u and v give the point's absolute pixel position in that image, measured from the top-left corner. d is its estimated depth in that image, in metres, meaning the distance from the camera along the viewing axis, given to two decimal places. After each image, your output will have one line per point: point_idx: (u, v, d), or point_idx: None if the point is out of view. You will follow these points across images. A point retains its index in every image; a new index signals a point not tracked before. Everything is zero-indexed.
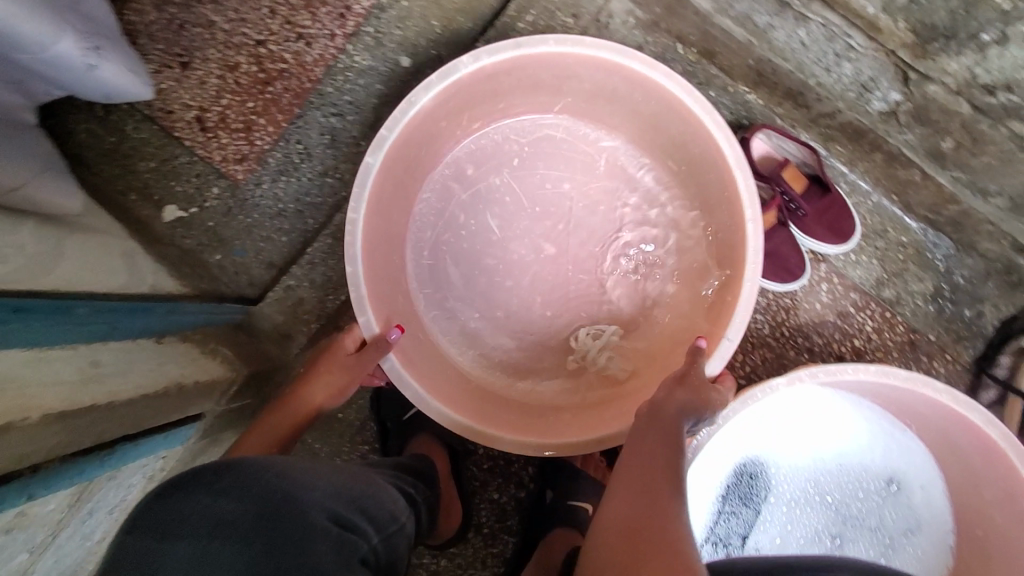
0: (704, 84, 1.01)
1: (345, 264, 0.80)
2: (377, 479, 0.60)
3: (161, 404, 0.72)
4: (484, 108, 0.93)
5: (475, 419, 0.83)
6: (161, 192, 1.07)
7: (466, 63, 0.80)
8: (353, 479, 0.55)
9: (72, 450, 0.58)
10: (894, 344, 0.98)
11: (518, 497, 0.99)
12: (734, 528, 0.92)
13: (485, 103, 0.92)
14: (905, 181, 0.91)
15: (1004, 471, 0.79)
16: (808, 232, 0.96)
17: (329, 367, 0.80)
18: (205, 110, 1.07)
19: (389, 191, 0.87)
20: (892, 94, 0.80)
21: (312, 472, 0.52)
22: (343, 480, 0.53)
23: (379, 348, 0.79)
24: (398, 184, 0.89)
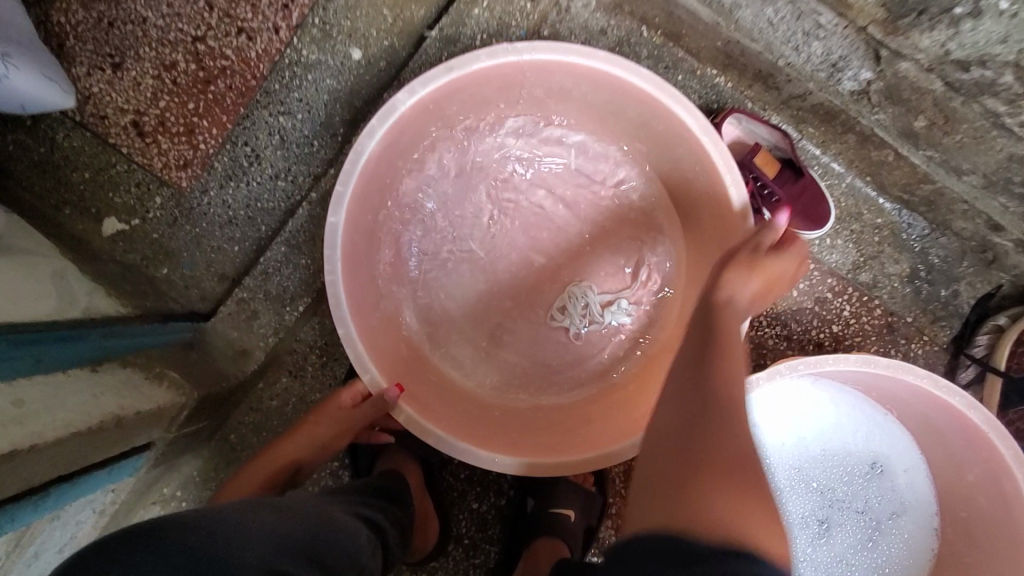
0: (671, 69, 0.96)
1: (335, 328, 0.76)
2: (327, 516, 0.57)
3: (99, 440, 0.66)
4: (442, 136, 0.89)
5: (467, 440, 0.78)
6: (99, 203, 0.99)
7: (404, 100, 0.75)
8: (294, 524, 0.51)
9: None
10: (873, 327, 0.97)
11: (498, 506, 0.95)
12: None
13: (440, 128, 0.87)
14: (878, 162, 0.89)
15: (987, 454, 0.79)
16: None
17: (323, 419, 0.79)
18: (141, 114, 0.99)
19: (362, 240, 0.83)
20: (863, 73, 0.78)
21: (242, 524, 0.48)
22: (280, 528, 0.50)
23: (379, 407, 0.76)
24: (371, 224, 0.85)
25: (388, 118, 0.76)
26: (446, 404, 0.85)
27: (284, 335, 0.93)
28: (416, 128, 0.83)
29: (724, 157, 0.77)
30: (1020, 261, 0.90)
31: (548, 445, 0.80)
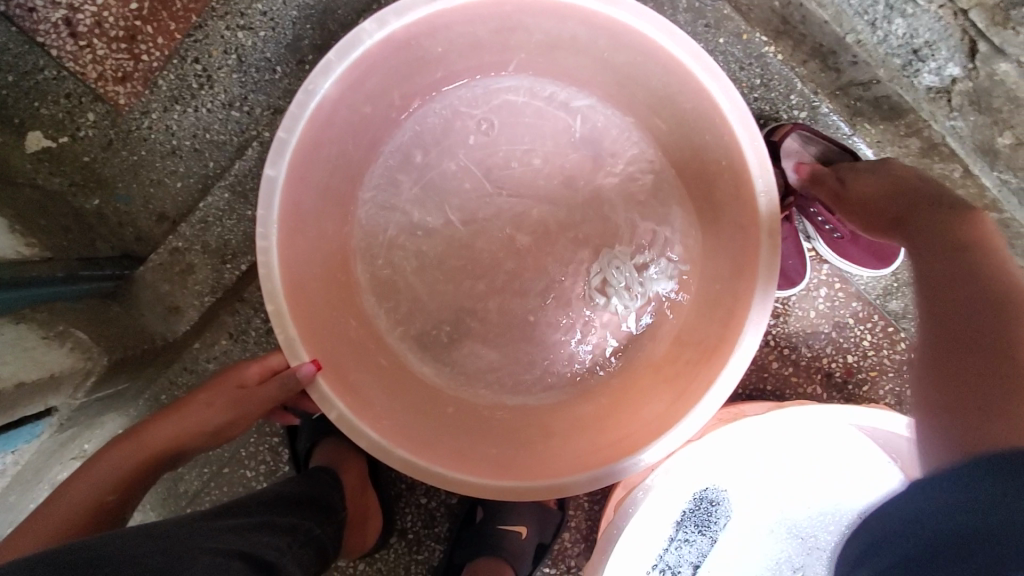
0: (711, 29, 0.78)
1: (265, 301, 0.64)
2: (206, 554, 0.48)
3: None
4: (420, 81, 0.74)
5: (416, 450, 0.69)
6: (21, 113, 0.83)
7: (369, 32, 0.61)
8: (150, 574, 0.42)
9: None
10: (892, 363, 0.84)
11: (447, 502, 0.88)
12: (687, 556, 0.82)
13: (419, 73, 0.72)
14: (940, 177, 0.74)
15: None
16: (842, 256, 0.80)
17: (214, 400, 0.65)
18: (74, 9, 0.82)
19: (312, 196, 0.70)
20: (949, 67, 0.64)
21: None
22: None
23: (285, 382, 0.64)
24: (328, 180, 0.72)
25: (351, 54, 0.63)
26: (397, 401, 0.75)
27: (227, 296, 0.83)
28: (389, 75, 0.69)
29: (759, 156, 0.63)
30: None
31: (507, 463, 0.71)
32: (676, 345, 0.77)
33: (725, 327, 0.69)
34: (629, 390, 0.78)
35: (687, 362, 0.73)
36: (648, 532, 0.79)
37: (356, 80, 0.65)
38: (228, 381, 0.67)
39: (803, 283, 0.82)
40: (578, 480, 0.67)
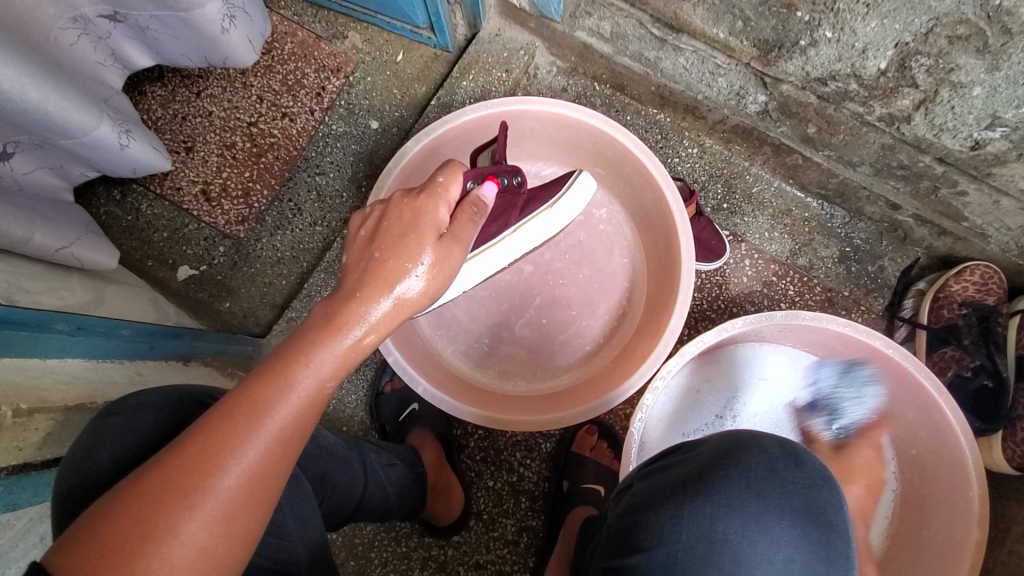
0: (621, 111, 1.21)
1: None
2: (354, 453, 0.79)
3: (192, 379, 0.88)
4: None
5: (479, 408, 0.97)
6: (175, 256, 1.23)
7: (411, 147, 1.00)
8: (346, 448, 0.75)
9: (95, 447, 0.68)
10: (815, 303, 1.14)
11: (510, 481, 1.09)
12: None
13: None
14: (793, 165, 1.11)
15: (913, 389, 0.94)
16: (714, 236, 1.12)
17: (357, 295, 0.58)
18: (208, 184, 1.26)
19: None
20: (759, 97, 1.00)
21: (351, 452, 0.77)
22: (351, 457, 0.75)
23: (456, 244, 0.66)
24: None
25: (401, 162, 1.01)
26: (468, 392, 1.04)
27: None
28: (424, 172, 1.07)
29: (659, 166, 0.99)
30: (924, 233, 1.08)
31: (546, 408, 1.00)
32: (648, 312, 1.07)
33: (672, 282, 1.00)
34: (623, 354, 1.07)
35: (655, 311, 1.04)
36: None
37: (403, 179, 1.03)
38: (348, 352, 0.56)
39: (726, 257, 1.14)
40: (600, 403, 0.95)
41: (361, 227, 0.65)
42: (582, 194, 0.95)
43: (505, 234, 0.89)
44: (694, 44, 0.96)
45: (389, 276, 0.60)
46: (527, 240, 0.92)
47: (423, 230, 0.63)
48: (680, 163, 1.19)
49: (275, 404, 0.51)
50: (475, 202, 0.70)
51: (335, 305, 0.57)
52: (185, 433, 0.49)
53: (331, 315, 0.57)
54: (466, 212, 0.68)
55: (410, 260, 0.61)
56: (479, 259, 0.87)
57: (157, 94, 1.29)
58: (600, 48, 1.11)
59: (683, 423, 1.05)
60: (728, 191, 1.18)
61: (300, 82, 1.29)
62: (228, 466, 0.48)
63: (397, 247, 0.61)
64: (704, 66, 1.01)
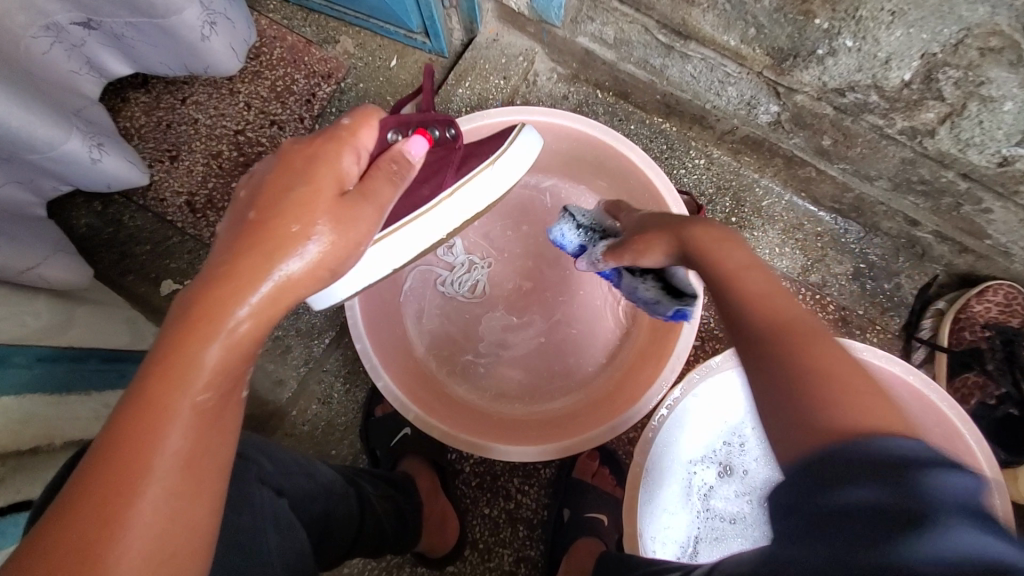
0: (624, 120, 1.16)
1: (354, 342, 0.89)
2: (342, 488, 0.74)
3: None
4: None
5: (470, 434, 0.91)
6: (157, 270, 1.17)
7: None
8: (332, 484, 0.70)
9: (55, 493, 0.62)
10: (828, 322, 1.09)
11: (507, 509, 1.03)
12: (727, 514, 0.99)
13: None
14: (806, 178, 1.06)
15: (935, 415, 0.89)
16: None
17: (231, 278, 0.45)
18: (193, 195, 1.21)
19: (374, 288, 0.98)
20: (772, 107, 0.95)
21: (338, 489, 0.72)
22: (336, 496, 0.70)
23: (368, 210, 0.52)
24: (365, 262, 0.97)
25: None
26: (451, 413, 0.96)
27: (312, 366, 1.07)
28: None
29: (665, 181, 0.94)
30: (944, 250, 1.03)
31: (542, 436, 0.94)
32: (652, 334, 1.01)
33: None
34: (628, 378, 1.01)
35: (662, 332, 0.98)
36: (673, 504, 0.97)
37: None
38: (224, 349, 0.44)
39: None
40: (601, 433, 0.89)
41: (247, 188, 0.52)
42: (521, 162, 0.77)
43: (440, 199, 0.71)
44: (703, 51, 0.91)
45: (273, 244, 0.46)
46: (466, 207, 0.74)
47: (319, 190, 0.49)
48: (685, 174, 1.14)
49: (161, 435, 0.42)
50: (398, 159, 0.56)
51: (201, 293, 0.44)
52: (60, 509, 0.40)
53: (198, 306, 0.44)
54: (384, 168, 0.54)
55: (298, 224, 0.48)
56: (403, 233, 0.70)
57: (141, 100, 1.24)
58: (603, 54, 1.05)
59: (691, 452, 0.99)
60: (737, 204, 1.12)
61: (289, 88, 1.23)
62: (128, 533, 0.40)
63: (287, 216, 0.48)
64: (713, 74, 0.95)
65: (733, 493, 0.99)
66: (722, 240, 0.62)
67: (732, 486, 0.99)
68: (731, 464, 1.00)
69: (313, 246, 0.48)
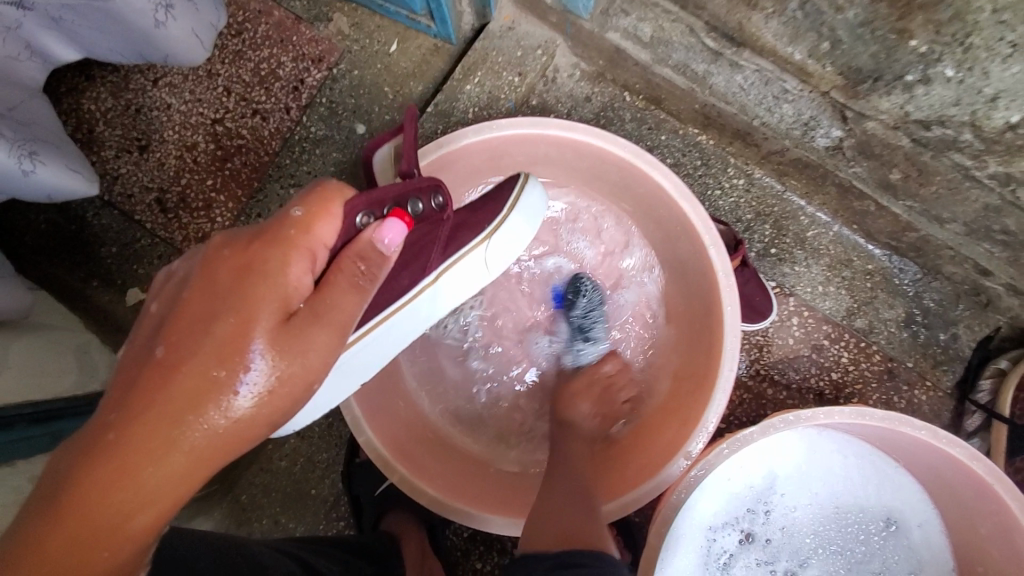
0: (655, 129, 1.01)
1: None
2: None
3: None
4: None
5: (459, 497, 0.80)
6: (125, 277, 1.06)
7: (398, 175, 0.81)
8: None
9: None
10: (872, 374, 0.97)
11: (501, 564, 0.94)
12: None
13: None
14: (862, 212, 0.92)
15: (995, 505, 0.77)
16: (758, 293, 0.94)
17: (149, 411, 0.42)
18: (164, 192, 1.08)
19: None
20: (834, 131, 0.80)
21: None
22: None
23: (323, 325, 0.50)
24: None
25: None
26: (440, 467, 0.86)
27: None
28: None
29: (701, 215, 0.80)
30: (1015, 304, 0.89)
31: None
32: (674, 383, 0.89)
33: (708, 356, 0.81)
34: (643, 432, 0.90)
35: (687, 385, 0.86)
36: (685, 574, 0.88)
37: None
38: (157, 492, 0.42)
39: (772, 315, 0.96)
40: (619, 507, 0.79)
41: (161, 298, 0.49)
42: (511, 243, 0.70)
43: (422, 286, 0.67)
44: (758, 62, 0.75)
45: (199, 390, 0.44)
46: (453, 291, 0.69)
47: (255, 322, 0.46)
48: (721, 196, 1.00)
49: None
50: (366, 250, 0.55)
51: (114, 441, 0.41)
52: None
53: (111, 453, 0.41)
54: (346, 272, 0.52)
55: (224, 367, 0.45)
56: (382, 331, 0.65)
57: (107, 80, 1.09)
58: (636, 54, 0.89)
59: (710, 517, 0.88)
60: (778, 234, 0.98)
61: (274, 73, 1.08)
62: None
63: (227, 335, 0.45)
64: (767, 89, 0.80)
65: (753, 562, 0.90)
66: (261, 280, 0.47)
67: (754, 554, 0.90)
68: (753, 531, 0.89)
69: (251, 385, 0.46)
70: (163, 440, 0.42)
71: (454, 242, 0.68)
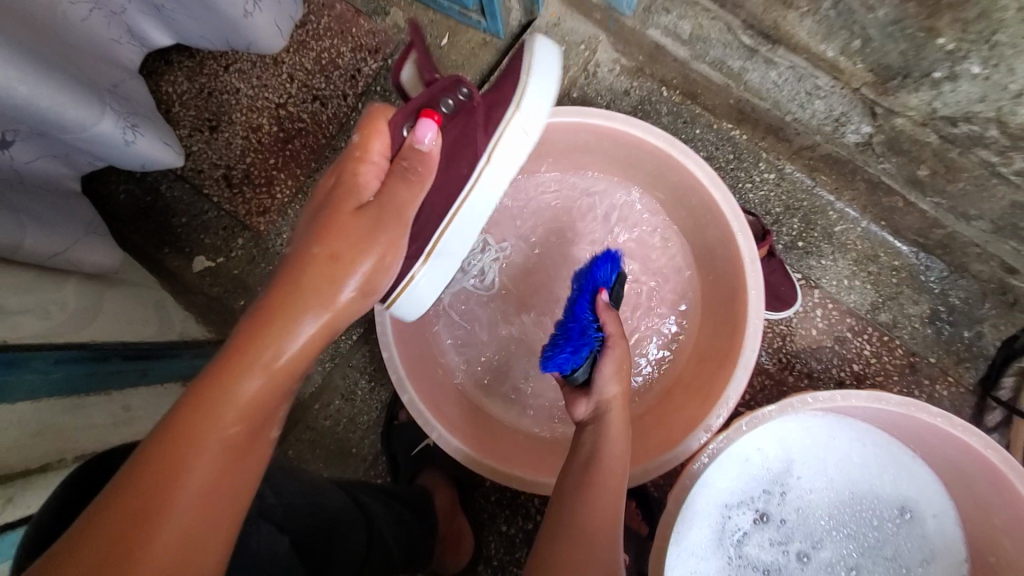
0: (689, 123, 1.05)
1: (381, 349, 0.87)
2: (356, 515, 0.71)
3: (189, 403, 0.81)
4: None
5: (495, 456, 0.87)
6: (192, 245, 1.16)
7: None
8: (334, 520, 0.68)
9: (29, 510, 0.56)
10: (894, 367, 0.99)
11: (525, 529, 1.00)
12: (761, 560, 0.93)
13: None
14: (889, 208, 0.94)
15: (1010, 497, 0.79)
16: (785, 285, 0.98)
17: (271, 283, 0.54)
18: (231, 168, 1.17)
19: None
20: (863, 127, 0.84)
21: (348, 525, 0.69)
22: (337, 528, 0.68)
23: (391, 211, 0.58)
24: None
25: None
26: (476, 429, 0.93)
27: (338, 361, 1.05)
28: None
29: (732, 205, 0.85)
30: None
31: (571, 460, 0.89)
32: (697, 365, 0.94)
33: (732, 338, 0.86)
34: (666, 410, 0.95)
35: (710, 366, 0.90)
36: (699, 549, 0.92)
37: None
38: (284, 351, 0.51)
39: (796, 305, 0.99)
40: (654, 466, 0.84)
41: None
42: (540, 96, 0.71)
43: (479, 171, 0.69)
44: (792, 60, 0.80)
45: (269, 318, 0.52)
46: (508, 165, 0.71)
47: (343, 215, 0.57)
48: (751, 189, 1.03)
49: (215, 426, 0.48)
50: (408, 153, 0.61)
51: (201, 371, 0.50)
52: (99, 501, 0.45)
53: (200, 385, 0.49)
54: (397, 171, 0.60)
55: (327, 248, 0.55)
56: (461, 217, 0.70)
57: (185, 65, 1.20)
58: (675, 50, 0.94)
59: (726, 495, 0.92)
60: (806, 228, 1.02)
61: (334, 62, 1.17)
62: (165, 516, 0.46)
63: (324, 224, 0.57)
64: (800, 85, 0.84)
65: (767, 542, 0.93)
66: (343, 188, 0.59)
67: (767, 533, 0.93)
68: (769, 512, 0.93)
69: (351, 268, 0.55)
70: (285, 304, 0.52)
71: (493, 116, 0.70)
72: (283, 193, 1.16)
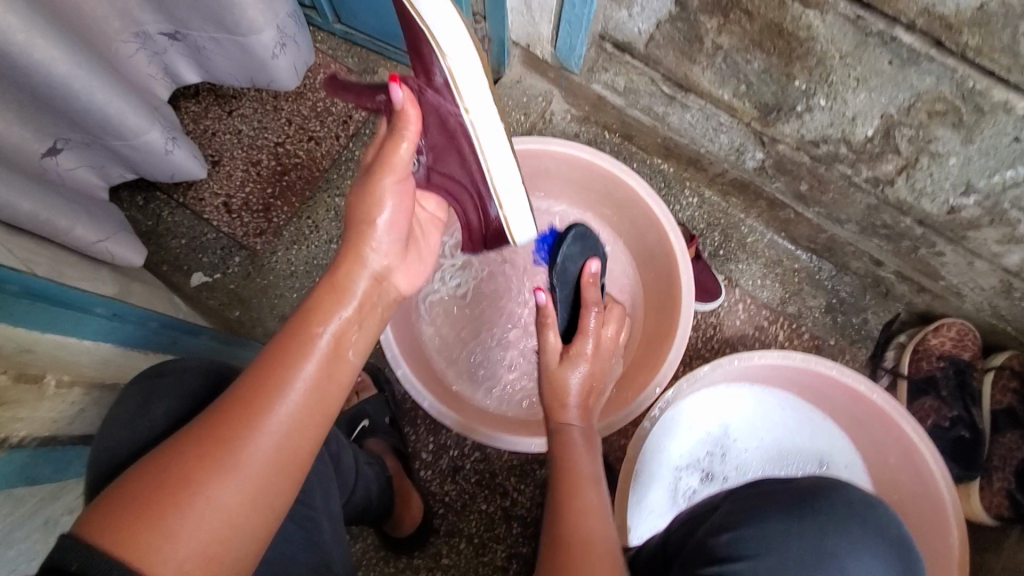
0: (628, 159, 1.30)
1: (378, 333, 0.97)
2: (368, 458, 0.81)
3: None
4: None
5: (476, 423, 0.99)
6: (191, 263, 1.28)
7: None
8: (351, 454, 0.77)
9: (61, 435, 0.66)
10: (804, 349, 1.21)
11: (502, 506, 1.10)
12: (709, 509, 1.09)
13: None
14: (786, 220, 1.20)
15: (896, 435, 0.97)
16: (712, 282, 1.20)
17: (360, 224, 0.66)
18: (230, 197, 1.31)
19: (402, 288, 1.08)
20: (757, 154, 1.09)
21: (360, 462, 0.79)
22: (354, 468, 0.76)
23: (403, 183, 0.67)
24: None
25: None
26: (459, 402, 1.04)
27: None
28: None
29: (662, 206, 1.06)
30: (905, 289, 1.16)
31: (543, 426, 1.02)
32: (647, 344, 1.11)
33: (672, 320, 1.04)
34: (622, 383, 1.10)
35: (658, 345, 1.06)
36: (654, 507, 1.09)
37: None
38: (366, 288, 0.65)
39: (720, 298, 1.21)
40: (613, 421, 0.98)
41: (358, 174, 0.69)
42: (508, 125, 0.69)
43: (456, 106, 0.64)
44: (701, 103, 1.06)
45: (297, 333, 0.59)
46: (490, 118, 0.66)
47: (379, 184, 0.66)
48: (680, 210, 1.27)
49: (305, 360, 0.57)
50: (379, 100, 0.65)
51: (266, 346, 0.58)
52: (213, 406, 0.55)
53: (308, 308, 0.61)
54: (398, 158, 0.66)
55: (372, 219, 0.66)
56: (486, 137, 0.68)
57: (190, 110, 1.34)
58: (613, 100, 1.20)
59: (677, 459, 1.10)
60: (725, 240, 1.26)
61: (328, 109, 1.35)
62: (269, 423, 0.54)
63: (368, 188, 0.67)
64: (708, 123, 1.10)
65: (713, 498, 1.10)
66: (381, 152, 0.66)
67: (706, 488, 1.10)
68: (712, 472, 1.11)
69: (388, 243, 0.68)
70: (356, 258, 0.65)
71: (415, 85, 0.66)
72: (278, 218, 1.30)
